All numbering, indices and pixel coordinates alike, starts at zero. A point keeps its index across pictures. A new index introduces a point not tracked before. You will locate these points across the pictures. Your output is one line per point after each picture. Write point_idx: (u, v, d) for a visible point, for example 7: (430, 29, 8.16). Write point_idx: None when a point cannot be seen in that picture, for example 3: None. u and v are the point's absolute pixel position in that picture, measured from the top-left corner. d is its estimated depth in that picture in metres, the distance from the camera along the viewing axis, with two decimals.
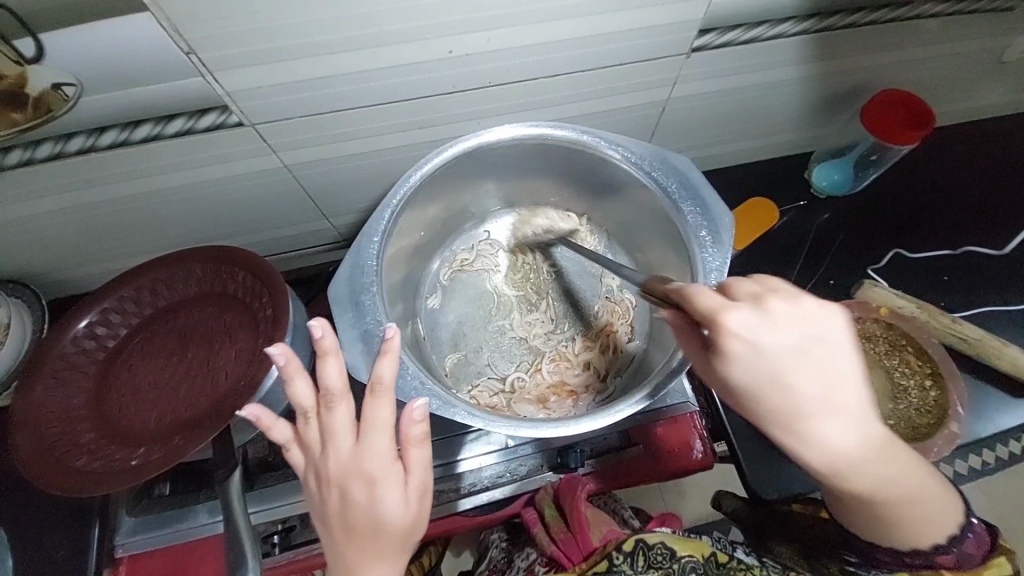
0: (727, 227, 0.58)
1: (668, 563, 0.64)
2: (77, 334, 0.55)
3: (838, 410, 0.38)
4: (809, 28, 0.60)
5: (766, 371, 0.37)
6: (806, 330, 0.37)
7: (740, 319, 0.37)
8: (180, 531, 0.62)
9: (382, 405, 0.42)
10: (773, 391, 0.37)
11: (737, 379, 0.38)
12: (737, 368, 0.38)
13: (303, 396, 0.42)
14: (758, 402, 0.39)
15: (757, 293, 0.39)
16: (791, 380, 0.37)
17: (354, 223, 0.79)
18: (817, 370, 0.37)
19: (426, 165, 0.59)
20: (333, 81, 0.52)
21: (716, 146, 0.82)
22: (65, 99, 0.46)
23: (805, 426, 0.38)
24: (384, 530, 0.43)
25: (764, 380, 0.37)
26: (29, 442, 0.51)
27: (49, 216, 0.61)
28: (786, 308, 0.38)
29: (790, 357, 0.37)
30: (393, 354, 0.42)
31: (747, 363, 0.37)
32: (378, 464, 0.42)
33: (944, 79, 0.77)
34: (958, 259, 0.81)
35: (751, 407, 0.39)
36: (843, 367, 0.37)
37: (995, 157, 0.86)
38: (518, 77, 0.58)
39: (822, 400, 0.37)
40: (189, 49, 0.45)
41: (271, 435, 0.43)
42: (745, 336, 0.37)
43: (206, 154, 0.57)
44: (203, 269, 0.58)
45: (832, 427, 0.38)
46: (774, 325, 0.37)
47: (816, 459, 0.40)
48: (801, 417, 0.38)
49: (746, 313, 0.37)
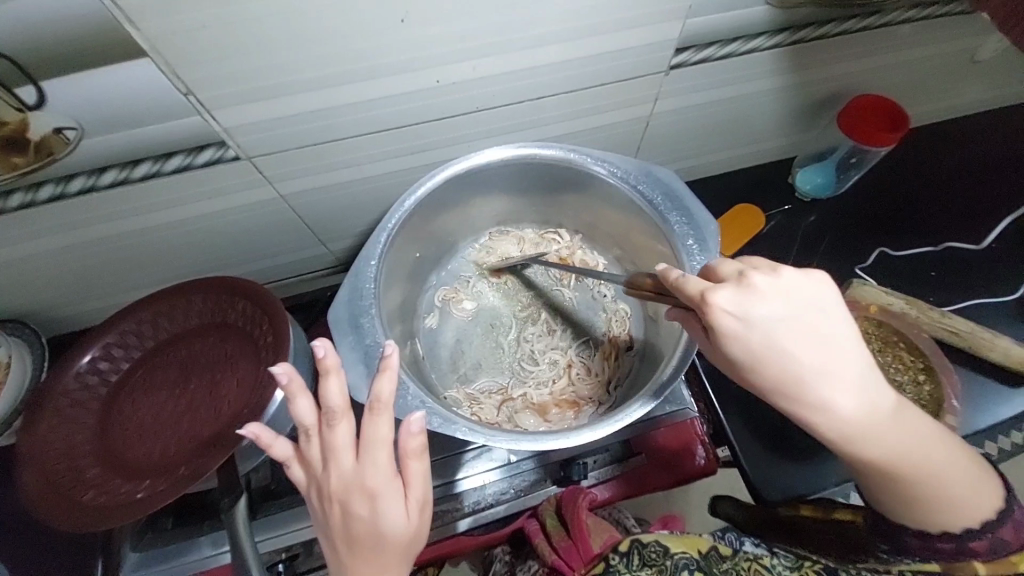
0: (714, 234, 0.60)
1: (663, 561, 0.62)
2: (80, 369, 0.56)
3: (832, 373, 0.40)
4: (782, 42, 0.63)
5: (760, 343, 0.39)
6: (789, 300, 0.40)
7: (727, 300, 0.40)
8: (179, 566, 0.61)
9: (382, 422, 0.43)
10: (767, 362, 0.40)
11: (730, 354, 0.41)
12: (728, 339, 0.40)
13: (304, 413, 0.43)
14: (755, 371, 0.41)
15: (739, 270, 0.42)
16: (787, 351, 0.39)
17: (351, 248, 0.81)
18: (808, 336, 0.39)
19: (419, 189, 0.61)
20: (328, 113, 0.54)
21: (701, 156, 0.84)
22: (67, 141, 0.48)
23: (808, 390, 0.40)
24: (385, 543, 0.43)
25: (765, 352, 0.40)
26: (36, 479, 0.52)
27: (50, 254, 0.62)
28: (767, 281, 0.40)
29: (779, 327, 0.39)
30: (392, 371, 0.43)
31: (745, 339, 0.40)
32: (378, 480, 0.43)
33: (917, 82, 0.79)
34: (943, 255, 0.82)
35: (754, 380, 0.41)
36: (826, 332, 0.40)
37: (971, 154, 0.88)
38: (505, 100, 0.60)
39: (817, 364, 0.40)
40: (187, 89, 0.47)
41: (271, 453, 0.44)
42: (736, 312, 0.40)
43: (204, 187, 0.58)
44: (203, 300, 0.59)
45: (834, 394, 0.40)
46: (759, 300, 0.40)
47: (821, 422, 0.42)
48: (781, 377, 0.40)
49: (733, 293, 0.40)
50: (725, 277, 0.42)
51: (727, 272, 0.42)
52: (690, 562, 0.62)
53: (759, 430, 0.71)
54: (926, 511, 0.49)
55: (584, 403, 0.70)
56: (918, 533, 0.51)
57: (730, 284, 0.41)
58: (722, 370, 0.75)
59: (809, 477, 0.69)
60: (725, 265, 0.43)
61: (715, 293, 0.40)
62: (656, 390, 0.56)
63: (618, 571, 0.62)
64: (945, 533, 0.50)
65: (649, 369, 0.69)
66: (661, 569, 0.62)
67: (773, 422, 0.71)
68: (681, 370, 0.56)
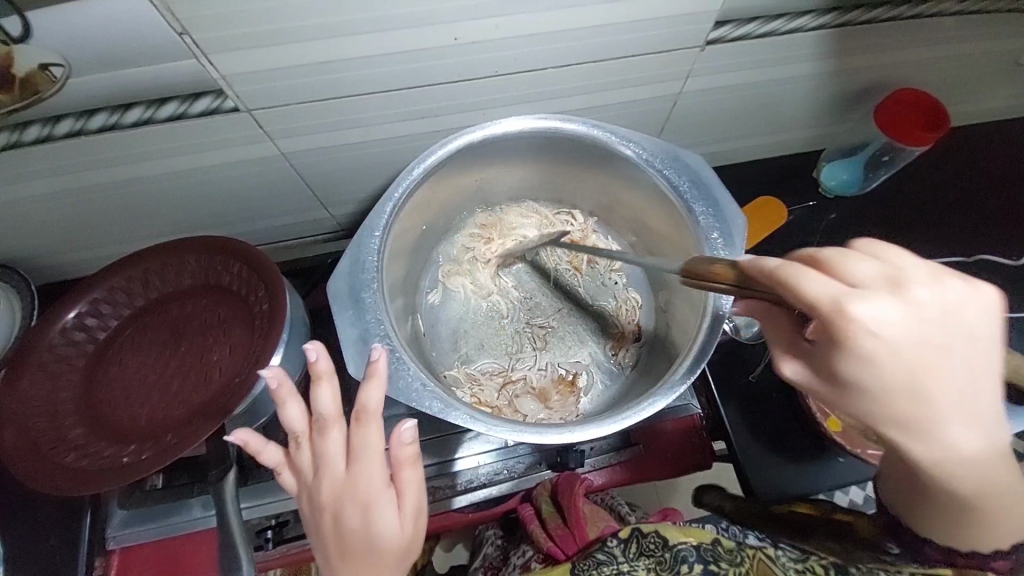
0: (740, 229, 0.56)
1: (661, 552, 0.61)
2: (65, 325, 0.54)
3: (971, 406, 0.33)
4: (829, 22, 0.58)
5: (902, 368, 0.32)
6: (943, 317, 0.32)
7: (871, 309, 0.31)
8: (168, 526, 0.62)
9: (371, 430, 0.42)
10: (904, 394, 0.33)
11: (857, 379, 0.33)
12: (862, 361, 0.32)
13: (294, 421, 0.43)
14: (881, 405, 0.33)
15: (885, 272, 0.33)
16: (931, 381, 0.32)
17: (353, 214, 0.77)
18: (955, 361, 0.33)
19: (429, 157, 0.58)
20: (333, 66, 0.50)
21: (726, 142, 0.80)
22: (53, 79, 0.44)
23: (939, 424, 0.34)
24: (378, 555, 0.42)
25: (904, 375, 0.32)
26: (15, 436, 0.50)
27: (38, 200, 0.59)
28: (925, 292, 0.32)
29: (928, 353, 0.32)
30: (381, 377, 0.42)
31: (876, 365, 0.32)
32: (370, 490, 0.42)
33: (960, 79, 0.74)
34: (970, 266, 0.79)
35: (871, 411, 0.34)
36: (980, 357, 0.33)
37: (1006, 161, 0.84)
38: (527, 66, 0.56)
39: (955, 397, 0.33)
40: (182, 29, 0.42)
41: (260, 460, 0.44)
42: (877, 328, 0.31)
43: (200, 139, 0.55)
44: (197, 260, 0.56)
45: (971, 429, 0.34)
46: (910, 315, 0.32)
47: (925, 457, 0.35)
48: (919, 414, 0.33)
49: (880, 303, 0.31)
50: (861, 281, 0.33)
51: (864, 272, 0.33)
52: (690, 554, 0.60)
53: (760, 430, 0.70)
54: (980, 537, 0.45)
55: (586, 392, 0.69)
56: (941, 547, 0.48)
57: (870, 292, 0.32)
58: (728, 367, 0.72)
59: (806, 479, 0.68)
60: (861, 262, 0.34)
61: (853, 297, 0.32)
62: (669, 387, 0.54)
63: (613, 556, 0.61)
64: (971, 551, 0.47)
65: (657, 365, 0.67)
66: (660, 561, 0.61)
67: (774, 423, 0.70)
68: (688, 375, 0.54)
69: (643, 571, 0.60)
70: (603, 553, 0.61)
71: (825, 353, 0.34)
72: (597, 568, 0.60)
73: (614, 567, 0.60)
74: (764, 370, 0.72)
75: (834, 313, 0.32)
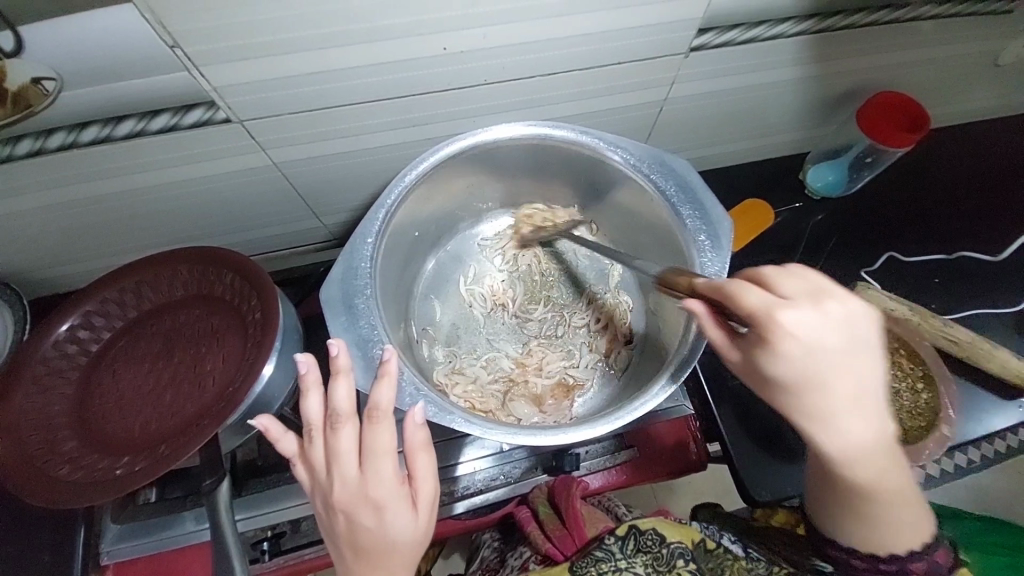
0: (726, 230, 0.58)
1: (658, 549, 0.61)
2: (58, 338, 0.54)
3: (861, 407, 0.40)
4: (809, 29, 0.59)
5: (808, 369, 0.38)
6: (851, 332, 0.38)
7: (797, 319, 0.36)
8: (165, 539, 0.62)
9: (382, 429, 0.42)
10: (805, 387, 0.39)
11: (775, 373, 0.39)
12: (781, 359, 0.38)
13: (311, 412, 0.44)
14: (791, 394, 0.40)
15: (805, 290, 0.38)
16: (833, 382, 0.39)
17: (346, 223, 0.78)
18: (853, 369, 0.39)
19: (420, 164, 0.58)
20: (324, 77, 0.51)
21: (713, 147, 0.82)
22: (46, 93, 0.44)
23: (830, 416, 0.40)
24: (392, 551, 0.43)
25: (814, 374, 0.38)
26: (9, 450, 0.50)
27: (28, 213, 0.59)
28: (840, 309, 0.37)
29: (836, 360, 0.38)
30: (391, 377, 0.44)
31: (796, 363, 0.38)
32: (383, 489, 0.42)
33: (938, 81, 0.77)
34: (952, 263, 0.81)
35: (784, 397, 0.41)
36: (873, 368, 0.39)
37: (986, 160, 0.86)
38: (514, 75, 0.57)
39: (850, 397, 0.39)
40: (173, 42, 0.43)
41: (278, 448, 0.45)
42: (797, 335, 0.37)
43: (192, 150, 0.55)
44: (189, 271, 0.57)
45: (858, 424, 0.41)
46: (832, 326, 0.37)
47: (829, 446, 0.42)
48: (818, 407, 0.40)
49: (803, 312, 0.37)
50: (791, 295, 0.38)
51: (795, 287, 0.38)
52: (685, 551, 0.60)
53: (754, 428, 0.70)
54: (882, 530, 0.52)
55: (580, 393, 0.69)
56: (864, 555, 0.55)
57: (799, 302, 0.37)
58: (719, 368, 0.73)
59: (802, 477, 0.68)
60: (792, 279, 0.39)
61: (783, 309, 0.37)
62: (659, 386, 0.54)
63: (611, 553, 0.60)
64: (889, 554, 0.53)
65: (637, 380, 0.68)
66: (657, 557, 0.60)
67: (767, 420, 0.71)
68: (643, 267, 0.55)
69: (641, 567, 0.60)
70: (601, 551, 0.60)
71: (755, 354, 0.40)
72: (595, 565, 0.59)
73: (612, 565, 0.60)
74: None
75: (766, 322, 0.37)
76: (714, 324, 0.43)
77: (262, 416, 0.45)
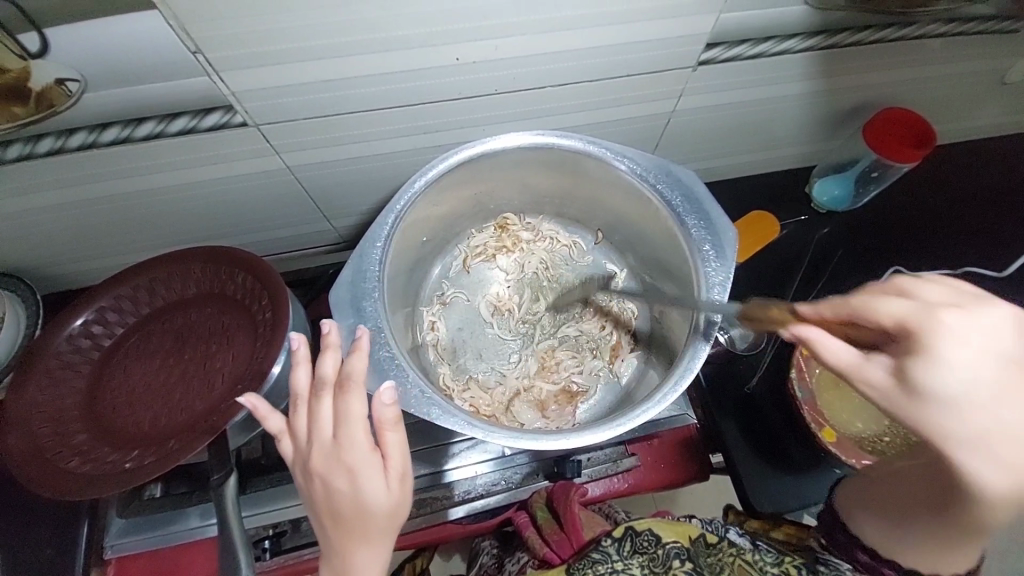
0: (731, 241, 0.58)
1: (654, 549, 0.61)
2: (72, 332, 0.55)
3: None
4: (815, 45, 0.60)
5: (974, 383, 0.32)
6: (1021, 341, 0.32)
7: (956, 322, 0.32)
8: (168, 534, 0.62)
9: (353, 396, 0.43)
10: (970, 407, 0.33)
11: (932, 388, 0.33)
12: (939, 365, 0.32)
13: (298, 383, 0.46)
14: (951, 417, 0.33)
15: (954, 294, 0.34)
16: (1004, 401, 0.32)
17: (355, 226, 0.79)
18: None
19: (430, 170, 0.59)
20: (337, 84, 0.52)
21: (719, 159, 0.83)
22: (69, 93, 0.46)
23: (985, 446, 0.34)
24: (367, 517, 0.43)
25: (982, 389, 0.32)
26: (22, 441, 0.51)
27: (47, 210, 0.61)
28: (1006, 317, 0.33)
29: (1003, 374, 0.32)
30: (363, 351, 0.46)
31: (958, 374, 0.32)
32: (355, 454, 0.43)
33: (944, 98, 0.77)
34: (958, 278, 0.81)
35: (945, 422, 0.33)
36: None
37: (992, 177, 0.86)
38: (524, 85, 0.58)
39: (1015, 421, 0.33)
40: (196, 47, 0.44)
41: (264, 424, 0.45)
42: (955, 335, 0.32)
43: (209, 153, 0.57)
44: (202, 270, 0.58)
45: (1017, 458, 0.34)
46: (997, 332, 0.32)
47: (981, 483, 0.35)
48: (975, 432, 0.33)
49: (965, 315, 0.32)
50: (938, 302, 0.34)
51: (932, 294, 0.34)
52: (681, 552, 0.61)
53: (757, 440, 0.70)
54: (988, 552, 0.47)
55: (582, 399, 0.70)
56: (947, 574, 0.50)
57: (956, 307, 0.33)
58: (722, 378, 0.73)
59: (805, 490, 0.68)
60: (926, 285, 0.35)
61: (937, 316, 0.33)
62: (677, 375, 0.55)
63: (608, 555, 0.60)
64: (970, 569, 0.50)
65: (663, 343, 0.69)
66: (652, 558, 0.61)
67: (771, 433, 0.70)
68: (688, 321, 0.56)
69: (637, 568, 0.60)
70: (598, 553, 0.61)
71: (903, 365, 0.34)
72: (592, 567, 0.60)
73: (609, 566, 0.60)
74: (761, 379, 0.73)
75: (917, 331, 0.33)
76: (837, 347, 0.36)
77: (247, 395, 0.46)
